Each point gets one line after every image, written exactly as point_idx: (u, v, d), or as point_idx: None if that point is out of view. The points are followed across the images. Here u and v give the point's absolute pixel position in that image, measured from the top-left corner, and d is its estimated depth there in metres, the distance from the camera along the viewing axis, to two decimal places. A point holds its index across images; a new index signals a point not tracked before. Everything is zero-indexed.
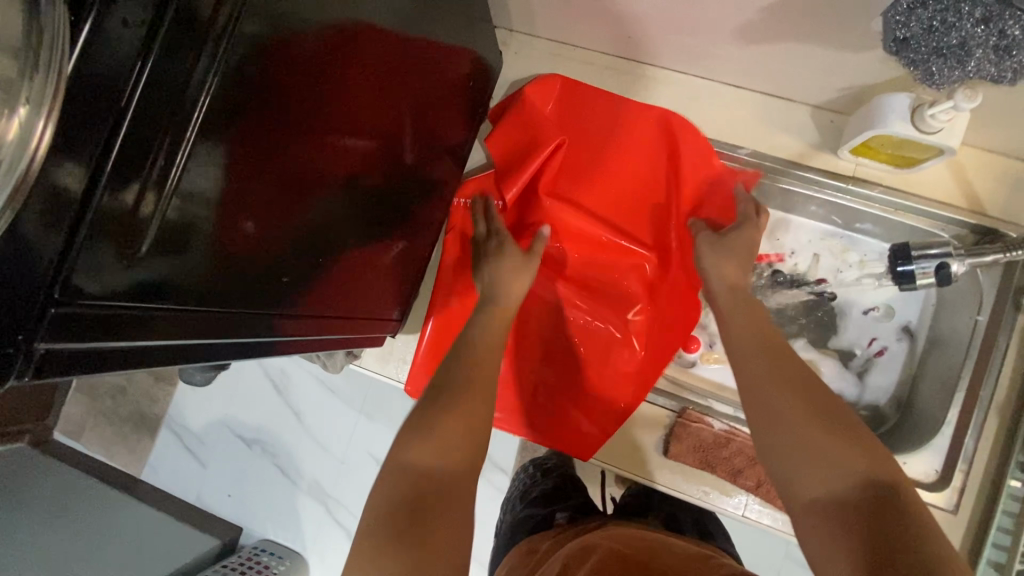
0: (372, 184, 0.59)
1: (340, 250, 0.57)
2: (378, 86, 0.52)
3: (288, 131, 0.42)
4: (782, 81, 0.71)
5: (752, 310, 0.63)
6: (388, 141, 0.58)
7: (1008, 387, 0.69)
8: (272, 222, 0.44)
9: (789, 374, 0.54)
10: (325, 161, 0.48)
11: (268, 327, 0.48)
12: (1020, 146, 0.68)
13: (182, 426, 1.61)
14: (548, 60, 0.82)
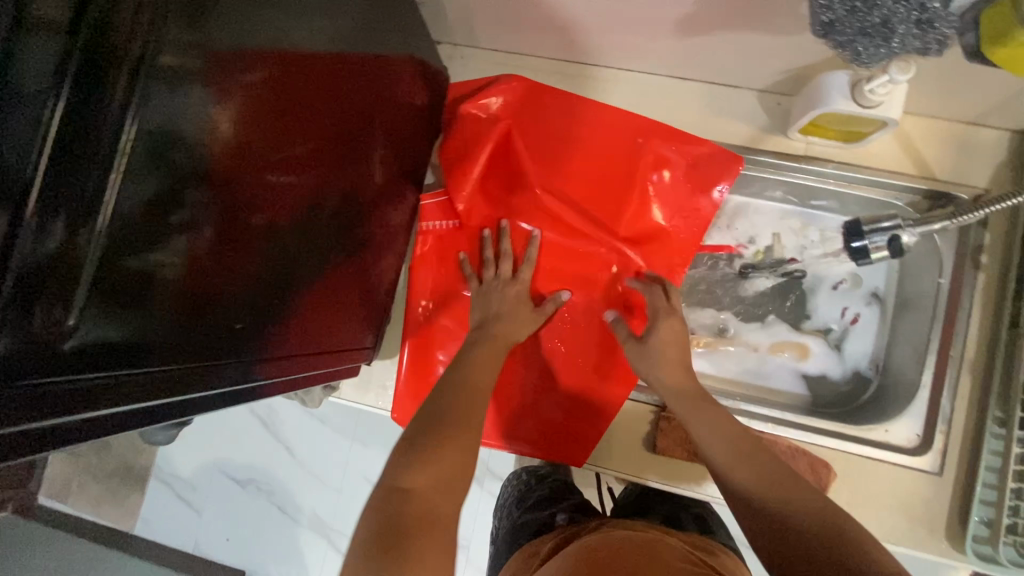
0: (328, 211, 0.57)
1: (302, 284, 0.55)
2: (319, 107, 0.51)
3: (224, 165, 0.41)
4: (725, 69, 0.72)
5: (701, 409, 0.64)
6: (339, 164, 0.57)
7: (976, 345, 0.70)
8: (222, 259, 0.43)
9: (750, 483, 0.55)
10: (270, 193, 0.47)
11: (230, 374, 0.47)
12: (961, 110, 0.70)
13: (171, 475, 1.58)
14: (495, 70, 0.82)
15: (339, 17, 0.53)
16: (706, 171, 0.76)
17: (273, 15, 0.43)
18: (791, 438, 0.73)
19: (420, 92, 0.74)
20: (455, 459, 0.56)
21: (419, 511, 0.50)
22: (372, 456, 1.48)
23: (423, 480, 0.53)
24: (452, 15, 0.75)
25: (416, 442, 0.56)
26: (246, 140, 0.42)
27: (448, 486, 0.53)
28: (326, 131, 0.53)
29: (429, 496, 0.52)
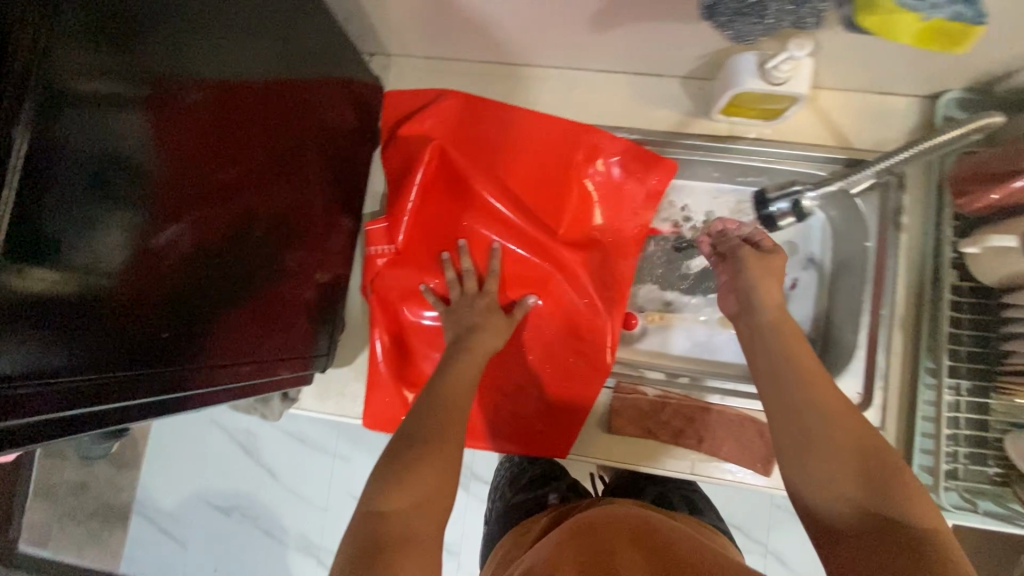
0: (257, 227, 0.60)
1: (235, 298, 0.58)
2: (236, 129, 0.54)
3: (132, 186, 0.43)
4: (646, 59, 0.75)
5: (784, 340, 0.63)
6: (263, 180, 0.60)
7: (905, 302, 0.73)
8: (139, 273, 0.45)
9: (829, 417, 0.56)
10: (189, 211, 0.50)
11: (155, 387, 0.49)
12: (867, 81, 0.74)
13: (153, 510, 1.56)
14: (429, 77, 0.84)
15: (256, 43, 0.56)
16: (645, 159, 0.79)
17: (179, 46, 0.46)
18: (740, 407, 0.75)
19: (350, 106, 0.77)
20: (436, 481, 0.55)
21: (397, 534, 0.50)
22: (356, 470, 1.48)
23: (402, 505, 0.52)
24: (381, 27, 0.78)
25: (401, 458, 0.56)
26: (152, 161, 0.45)
27: (428, 508, 0.53)
28: (246, 151, 0.56)
29: (409, 518, 0.52)
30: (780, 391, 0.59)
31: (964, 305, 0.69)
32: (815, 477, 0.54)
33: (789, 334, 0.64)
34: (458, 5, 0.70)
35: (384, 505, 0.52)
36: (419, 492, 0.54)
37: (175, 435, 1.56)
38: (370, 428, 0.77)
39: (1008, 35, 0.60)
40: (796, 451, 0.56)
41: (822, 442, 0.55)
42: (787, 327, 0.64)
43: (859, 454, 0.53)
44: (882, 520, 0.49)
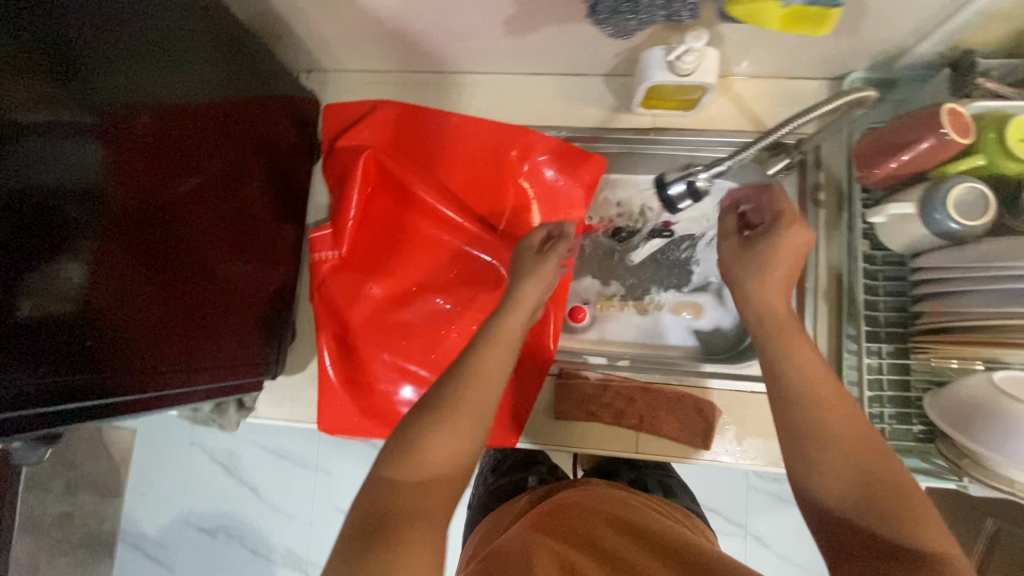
0: (188, 240, 0.66)
1: (168, 306, 0.63)
2: (153, 157, 0.59)
3: (56, 207, 0.49)
4: (566, 60, 0.79)
5: (792, 343, 0.58)
6: (192, 196, 0.66)
7: (828, 275, 0.77)
8: (62, 291, 0.51)
9: (839, 442, 0.51)
10: (113, 227, 0.55)
11: (89, 386, 0.55)
12: (775, 68, 0.78)
13: (140, 536, 1.56)
14: (366, 90, 0.88)
15: (174, 77, 0.62)
16: (573, 153, 0.83)
17: (89, 86, 0.52)
18: (678, 385, 0.78)
19: (284, 122, 0.81)
20: (448, 453, 0.56)
21: (403, 502, 0.52)
22: (338, 483, 1.49)
23: (413, 476, 0.54)
24: (313, 44, 0.81)
25: (417, 426, 0.58)
26: (67, 190, 0.50)
27: (438, 483, 0.55)
28: (166, 178, 0.61)
29: (416, 490, 0.53)
30: (785, 406, 0.54)
31: (879, 272, 0.73)
32: (821, 496, 0.51)
33: (796, 338, 0.58)
34: (381, 20, 0.74)
35: (396, 474, 0.54)
36: (431, 462, 0.55)
37: (155, 460, 1.56)
38: (324, 432, 0.80)
39: (886, 18, 0.64)
40: (811, 475, 0.51)
41: (831, 465, 0.51)
42: (792, 334, 0.59)
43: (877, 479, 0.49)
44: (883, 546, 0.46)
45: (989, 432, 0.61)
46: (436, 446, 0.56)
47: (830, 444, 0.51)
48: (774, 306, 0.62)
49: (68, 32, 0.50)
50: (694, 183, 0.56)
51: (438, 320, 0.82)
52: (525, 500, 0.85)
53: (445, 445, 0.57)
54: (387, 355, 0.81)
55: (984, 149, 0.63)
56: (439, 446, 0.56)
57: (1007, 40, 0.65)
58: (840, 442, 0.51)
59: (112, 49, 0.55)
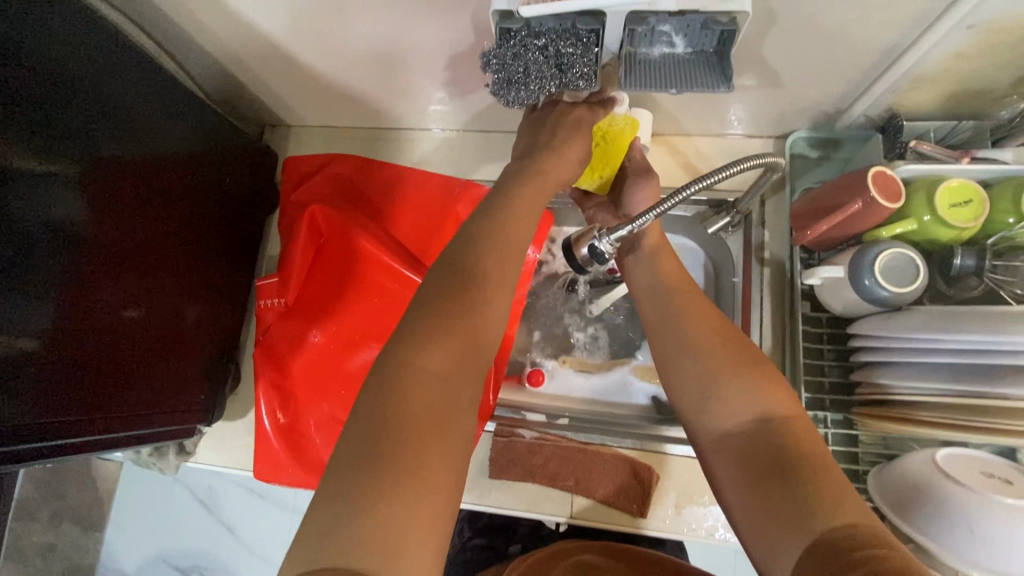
0: (145, 283, 0.69)
1: (119, 347, 0.66)
2: (116, 209, 0.63)
3: (15, 252, 0.52)
4: (512, 118, 0.82)
5: (658, 262, 0.64)
6: (152, 240, 0.69)
7: (773, 334, 0.75)
8: (16, 331, 0.53)
9: (691, 332, 0.56)
10: (73, 270, 0.59)
11: (32, 426, 0.56)
12: (717, 126, 0.79)
13: (117, 570, 1.56)
14: (326, 144, 0.92)
15: (145, 131, 0.66)
16: None
17: (69, 144, 0.57)
18: (616, 447, 0.75)
19: (241, 172, 0.85)
20: (473, 334, 0.46)
21: (434, 398, 0.43)
22: None
23: (442, 362, 0.44)
24: (274, 102, 0.86)
25: (441, 303, 0.46)
26: (29, 235, 0.54)
27: (461, 365, 0.45)
28: (126, 229, 0.65)
29: (443, 382, 0.44)
30: (658, 302, 0.60)
31: (825, 335, 0.70)
32: (713, 429, 0.52)
33: (664, 260, 0.64)
34: (330, 83, 0.77)
35: (430, 364, 0.44)
36: (460, 349, 0.46)
37: (138, 494, 1.56)
38: (257, 479, 0.80)
39: (811, 80, 0.65)
40: (677, 384, 0.55)
41: (710, 356, 0.54)
42: (661, 256, 0.64)
43: (762, 386, 0.50)
44: (769, 433, 0.48)
45: (928, 518, 0.56)
46: (458, 332, 0.46)
47: (695, 375, 0.54)
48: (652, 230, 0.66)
49: (45, 90, 0.54)
50: (596, 246, 0.56)
51: None
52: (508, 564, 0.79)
53: (473, 320, 0.47)
54: (327, 406, 0.82)
55: (919, 215, 0.61)
56: (467, 320, 0.46)
57: (937, 102, 0.65)
58: (705, 354, 0.54)
59: (88, 104, 0.59)
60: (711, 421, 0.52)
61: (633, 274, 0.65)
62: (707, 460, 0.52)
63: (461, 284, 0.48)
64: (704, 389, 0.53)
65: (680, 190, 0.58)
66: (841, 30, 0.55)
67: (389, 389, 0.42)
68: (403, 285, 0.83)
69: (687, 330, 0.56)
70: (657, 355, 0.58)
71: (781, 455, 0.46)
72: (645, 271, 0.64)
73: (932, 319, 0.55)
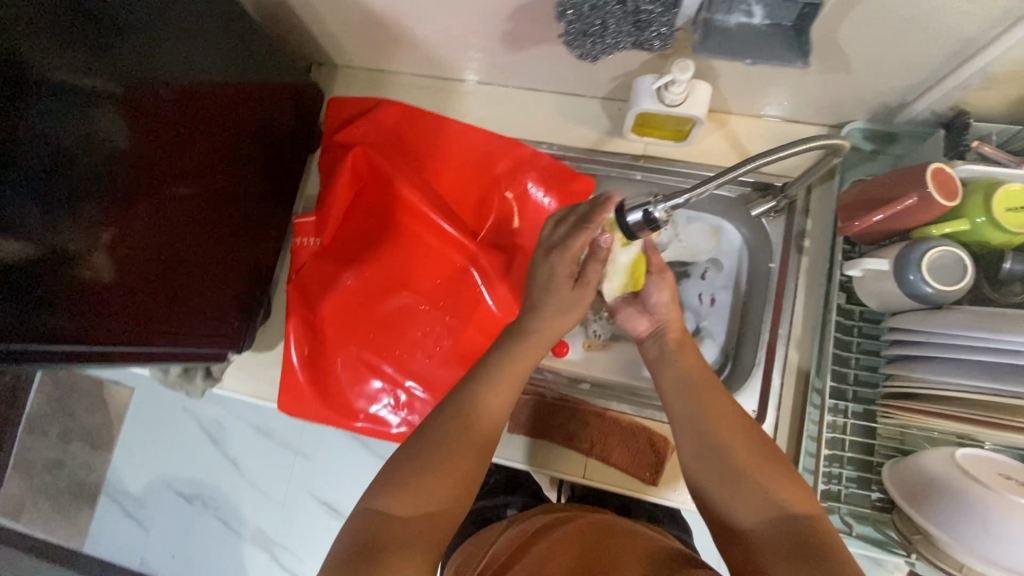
0: (188, 207, 0.69)
1: (157, 265, 0.67)
2: (157, 130, 0.63)
3: (59, 154, 0.53)
4: (564, 79, 0.80)
5: (681, 356, 0.65)
6: (200, 164, 0.70)
7: (802, 324, 0.76)
8: (52, 233, 0.54)
9: (715, 425, 0.59)
10: (117, 180, 0.60)
11: (72, 330, 0.57)
12: (773, 108, 0.78)
13: (121, 491, 1.61)
14: (373, 87, 0.91)
15: (193, 52, 0.66)
16: (562, 176, 0.83)
17: (113, 59, 0.57)
18: (635, 416, 0.77)
19: (288, 110, 0.85)
20: (446, 484, 0.53)
21: (393, 539, 0.49)
22: (316, 470, 1.50)
23: (413, 509, 0.51)
24: (325, 39, 0.85)
25: (414, 452, 0.54)
26: (72, 139, 0.54)
27: (431, 513, 0.51)
28: (165, 152, 0.65)
29: (414, 527, 0.50)
30: (683, 395, 0.62)
31: (855, 328, 0.71)
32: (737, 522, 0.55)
33: (686, 351, 0.66)
34: (386, 23, 0.76)
35: (390, 512, 0.50)
36: (431, 501, 0.52)
37: (147, 420, 1.60)
38: (282, 411, 0.82)
39: (880, 67, 0.63)
40: (700, 478, 0.58)
41: (736, 453, 0.57)
42: (686, 349, 0.65)
43: (786, 482, 0.54)
44: (797, 528, 0.52)
45: (941, 510, 0.57)
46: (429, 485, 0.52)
47: (726, 466, 0.57)
48: (674, 321, 0.68)
49: None
50: (650, 212, 0.56)
51: (409, 319, 0.83)
52: (506, 524, 0.80)
53: (446, 469, 0.53)
54: (355, 348, 0.83)
55: (971, 217, 0.61)
56: (439, 471, 0.53)
57: (1006, 104, 0.64)
58: (734, 448, 0.57)
59: (129, 17, 0.59)
60: (740, 520, 0.55)
61: (656, 364, 0.67)
62: (735, 552, 0.55)
63: (433, 434, 0.55)
64: (729, 492, 0.56)
65: (732, 169, 0.57)
66: (922, 15, 0.53)
67: (370, 528, 0.49)
68: (445, 236, 0.84)
69: (712, 420, 0.59)
70: (681, 447, 0.61)
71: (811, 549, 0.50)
72: (670, 364, 0.64)
73: (974, 318, 0.55)
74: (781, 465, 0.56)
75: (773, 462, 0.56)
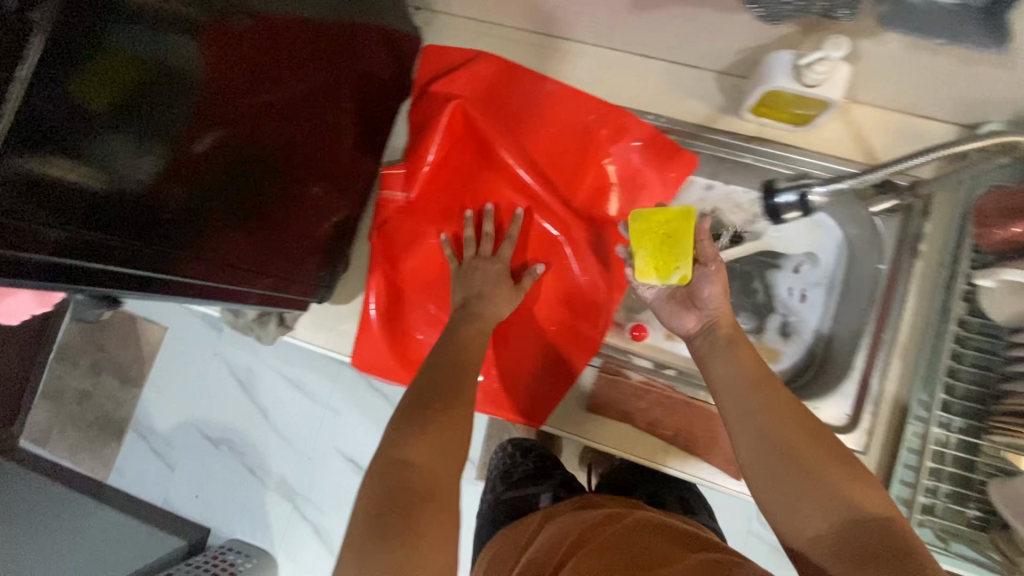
0: (284, 141, 0.64)
1: (247, 199, 0.62)
2: (274, 73, 0.57)
3: (176, 78, 0.47)
4: (682, 47, 0.75)
5: (735, 353, 0.63)
6: (303, 99, 0.64)
7: (910, 331, 0.72)
8: (157, 160, 0.49)
9: (773, 425, 0.57)
10: (226, 109, 0.54)
11: (165, 263, 0.54)
12: (904, 100, 0.73)
13: (148, 428, 1.58)
14: (467, 35, 0.84)
15: None
16: (662, 149, 0.80)
17: None
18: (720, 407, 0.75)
19: (386, 49, 0.77)
20: (454, 433, 0.59)
21: (420, 484, 0.54)
22: (345, 427, 1.48)
23: (428, 453, 0.57)
24: None
25: (421, 412, 0.60)
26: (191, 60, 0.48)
27: (446, 457, 0.57)
28: (278, 93, 0.59)
29: (431, 466, 0.56)
30: (738, 397, 0.60)
31: (970, 341, 0.67)
32: (804, 533, 0.52)
33: (741, 349, 0.63)
34: None
35: (409, 458, 0.56)
36: (443, 447, 0.58)
37: (180, 360, 1.58)
38: (355, 364, 0.81)
39: None
40: (758, 483, 0.56)
41: (798, 452, 0.55)
42: (739, 345, 0.63)
43: (850, 482, 0.52)
44: (860, 524, 0.50)
45: None
46: (439, 434, 0.58)
47: (789, 464, 0.54)
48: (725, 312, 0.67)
49: None
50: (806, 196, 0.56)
51: None
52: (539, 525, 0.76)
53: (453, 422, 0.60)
54: (432, 311, 0.84)
55: None
56: (448, 422, 0.60)
57: None
58: (800, 453, 0.54)
59: None
60: (798, 525, 0.53)
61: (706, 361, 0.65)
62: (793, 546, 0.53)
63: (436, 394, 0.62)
64: (791, 491, 0.54)
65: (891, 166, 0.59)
66: None
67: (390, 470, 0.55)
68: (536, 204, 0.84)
69: (774, 424, 0.56)
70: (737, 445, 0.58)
71: (878, 539, 0.49)
72: (724, 360, 0.63)
73: None
74: (845, 466, 0.53)
75: (837, 463, 0.54)
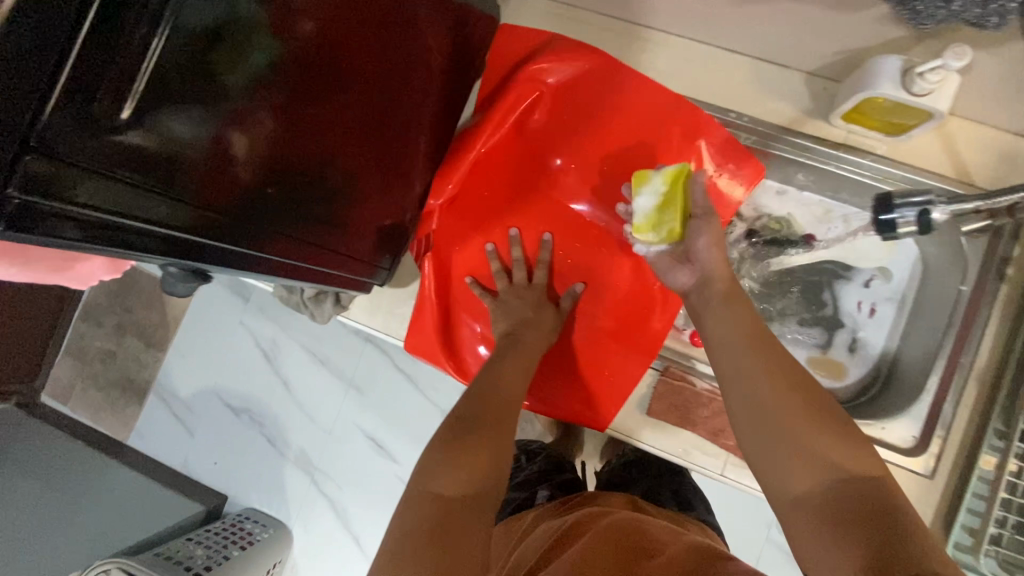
0: (365, 120, 0.60)
1: (329, 179, 0.58)
2: (359, 48, 0.54)
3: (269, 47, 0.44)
4: (777, 45, 0.72)
5: (730, 309, 0.64)
6: (382, 77, 0.60)
7: (988, 356, 0.70)
8: (251, 132, 0.45)
9: (765, 382, 0.57)
10: (314, 83, 0.50)
11: (252, 241, 0.50)
12: (1005, 117, 0.69)
13: (170, 392, 1.58)
14: (544, 17, 0.81)
15: None
16: (738, 152, 0.76)
17: None
18: None
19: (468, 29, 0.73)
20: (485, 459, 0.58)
21: (449, 511, 0.53)
22: (367, 405, 1.47)
23: (460, 476, 0.55)
24: None
25: (454, 438, 0.60)
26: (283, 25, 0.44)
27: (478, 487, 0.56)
28: (360, 68, 0.56)
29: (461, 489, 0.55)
30: (731, 355, 0.60)
31: None
32: (791, 489, 0.52)
33: (738, 304, 0.65)
34: None
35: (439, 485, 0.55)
36: (473, 470, 0.56)
37: (206, 327, 1.57)
38: (407, 347, 0.80)
39: None
40: (751, 444, 0.56)
41: (785, 409, 0.55)
42: (736, 301, 0.65)
43: (835, 441, 0.52)
44: (852, 489, 0.49)
45: None
46: (467, 458, 0.57)
47: (775, 423, 0.54)
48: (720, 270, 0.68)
49: None
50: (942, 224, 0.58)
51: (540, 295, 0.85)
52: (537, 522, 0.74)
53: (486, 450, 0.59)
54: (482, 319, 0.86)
55: None
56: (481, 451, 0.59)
57: None
58: (787, 411, 0.54)
59: None
60: (787, 484, 0.53)
61: (703, 315, 0.67)
62: (784, 511, 0.53)
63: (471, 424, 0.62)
64: (782, 452, 0.54)
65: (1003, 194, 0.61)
66: None
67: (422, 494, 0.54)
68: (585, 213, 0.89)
69: (766, 379, 0.57)
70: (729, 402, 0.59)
71: (872, 509, 0.48)
72: (717, 317, 0.64)
73: None
74: (834, 427, 0.53)
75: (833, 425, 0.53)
